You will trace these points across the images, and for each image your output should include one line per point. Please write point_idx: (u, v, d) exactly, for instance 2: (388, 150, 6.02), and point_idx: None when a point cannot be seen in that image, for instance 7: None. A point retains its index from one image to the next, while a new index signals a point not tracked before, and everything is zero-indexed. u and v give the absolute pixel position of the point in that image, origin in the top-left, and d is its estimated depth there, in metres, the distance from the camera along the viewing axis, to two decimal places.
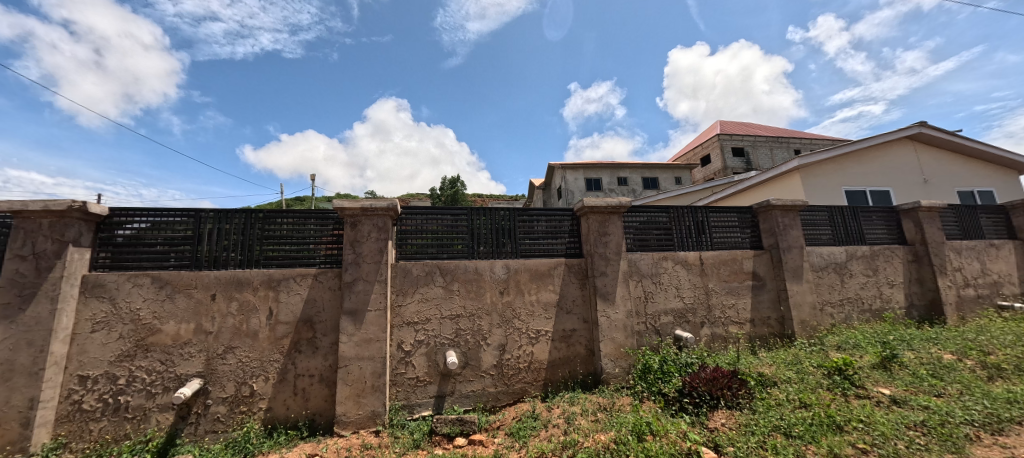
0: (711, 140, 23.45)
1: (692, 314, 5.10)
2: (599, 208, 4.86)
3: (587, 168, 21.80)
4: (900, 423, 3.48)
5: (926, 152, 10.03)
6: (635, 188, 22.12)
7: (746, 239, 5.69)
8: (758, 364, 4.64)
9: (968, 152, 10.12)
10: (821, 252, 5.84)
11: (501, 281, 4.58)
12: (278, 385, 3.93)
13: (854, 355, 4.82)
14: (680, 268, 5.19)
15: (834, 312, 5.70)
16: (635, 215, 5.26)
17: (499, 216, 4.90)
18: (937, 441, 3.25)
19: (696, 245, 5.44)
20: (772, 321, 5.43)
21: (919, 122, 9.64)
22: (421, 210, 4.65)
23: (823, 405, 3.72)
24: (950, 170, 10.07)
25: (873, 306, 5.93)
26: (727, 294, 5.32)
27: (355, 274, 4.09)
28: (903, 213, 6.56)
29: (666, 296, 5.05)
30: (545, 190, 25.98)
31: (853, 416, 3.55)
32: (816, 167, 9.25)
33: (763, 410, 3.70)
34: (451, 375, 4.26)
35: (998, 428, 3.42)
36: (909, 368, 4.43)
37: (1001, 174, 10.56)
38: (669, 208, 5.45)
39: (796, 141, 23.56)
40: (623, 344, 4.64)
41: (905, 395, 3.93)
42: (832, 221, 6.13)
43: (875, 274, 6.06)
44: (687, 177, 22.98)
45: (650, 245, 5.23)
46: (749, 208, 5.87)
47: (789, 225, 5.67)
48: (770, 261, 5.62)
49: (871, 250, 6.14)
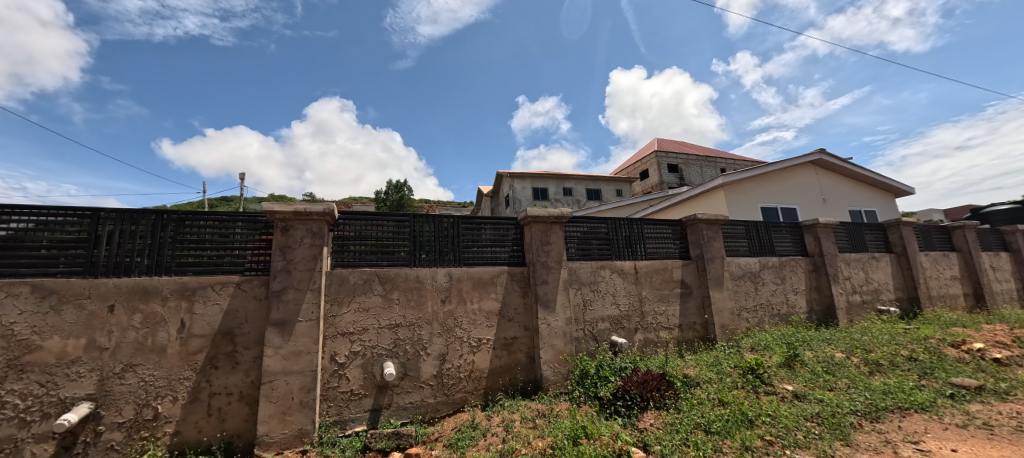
0: (649, 156, 25.03)
1: (627, 321, 5.37)
2: (542, 218, 4.98)
3: (535, 177, 22.30)
4: (800, 415, 3.91)
5: (825, 175, 11.48)
6: (579, 199, 22.95)
7: (675, 249, 6.12)
8: (684, 366, 4.99)
9: (856, 176, 11.73)
10: (739, 262, 6.44)
11: (443, 289, 4.53)
12: (188, 406, 3.55)
13: (765, 355, 5.35)
14: (616, 277, 5.46)
15: (749, 317, 6.29)
16: (577, 226, 5.46)
17: (443, 224, 4.85)
18: (828, 430, 3.69)
19: (631, 255, 5.76)
20: (697, 326, 5.88)
21: (819, 149, 11.04)
22: (362, 216, 4.48)
23: (738, 402, 4.08)
24: (843, 192, 11.59)
25: (782, 311, 6.63)
26: (658, 301, 5.68)
27: (285, 282, 3.83)
28: (806, 228, 7.43)
29: (603, 303, 5.28)
30: (493, 198, 26.13)
31: (762, 411, 3.93)
32: (738, 185, 10.23)
33: (686, 408, 3.98)
34: (389, 387, 4.11)
35: (875, 416, 3.97)
36: (808, 366, 5.00)
37: (882, 196, 12.35)
38: (608, 219, 5.72)
39: (723, 161, 25.89)
40: (562, 351, 4.77)
41: (805, 390, 4.43)
42: (749, 235, 6.79)
43: (783, 282, 6.79)
44: (628, 190, 24.31)
45: (590, 254, 5.44)
46: (679, 221, 6.33)
47: (712, 237, 6.19)
48: (696, 270, 6.10)
49: (779, 260, 6.88)
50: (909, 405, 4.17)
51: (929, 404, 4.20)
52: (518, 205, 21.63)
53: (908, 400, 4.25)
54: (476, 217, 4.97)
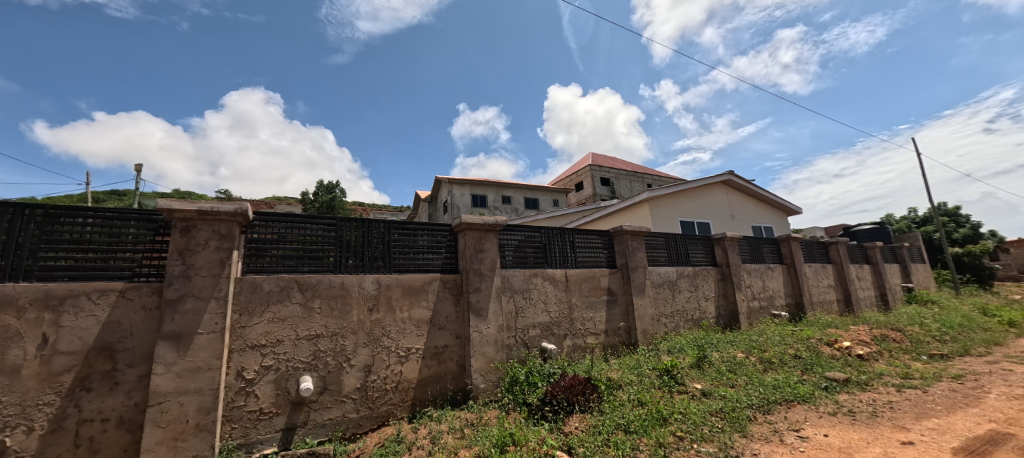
0: (584, 169, 26.25)
1: (557, 327, 5.54)
2: (476, 225, 4.97)
3: (474, 184, 22.32)
4: (706, 411, 4.29)
5: (733, 194, 12.87)
6: (518, 207, 23.35)
7: (604, 259, 6.46)
8: (608, 370, 5.25)
9: (758, 196, 13.30)
10: (659, 271, 6.97)
11: (370, 297, 4.32)
12: (48, 437, 2.99)
13: (679, 357, 5.81)
14: (548, 285, 5.61)
15: (667, 322, 6.81)
16: (511, 234, 5.53)
17: (373, 228, 4.64)
18: (729, 423, 4.09)
19: (562, 263, 5.96)
20: (621, 331, 6.23)
21: (728, 171, 12.35)
22: (281, 218, 4.14)
23: (654, 401, 4.38)
24: (747, 209, 13.07)
25: (695, 316, 7.27)
26: (587, 308, 5.93)
27: (183, 289, 3.40)
28: (716, 241, 8.25)
29: (534, 311, 5.39)
30: (431, 203, 25.65)
31: (675, 409, 4.25)
32: (661, 200, 11.10)
33: (609, 410, 4.18)
34: (305, 403, 3.81)
35: (767, 409, 4.48)
36: (714, 366, 5.53)
37: (777, 215, 14.12)
38: (542, 228, 5.87)
39: (650, 177, 27.97)
40: (493, 359, 4.77)
41: (711, 388, 4.88)
42: (668, 246, 7.38)
43: (696, 290, 7.46)
44: (564, 200, 25.25)
45: (524, 263, 5.54)
46: (607, 231, 6.69)
47: (636, 248, 6.63)
48: (621, 278, 6.48)
49: (693, 270, 7.55)
50: (793, 398, 4.78)
51: (809, 396, 4.85)
52: (456, 211, 21.43)
53: (793, 393, 4.86)
54: (408, 223, 4.84)
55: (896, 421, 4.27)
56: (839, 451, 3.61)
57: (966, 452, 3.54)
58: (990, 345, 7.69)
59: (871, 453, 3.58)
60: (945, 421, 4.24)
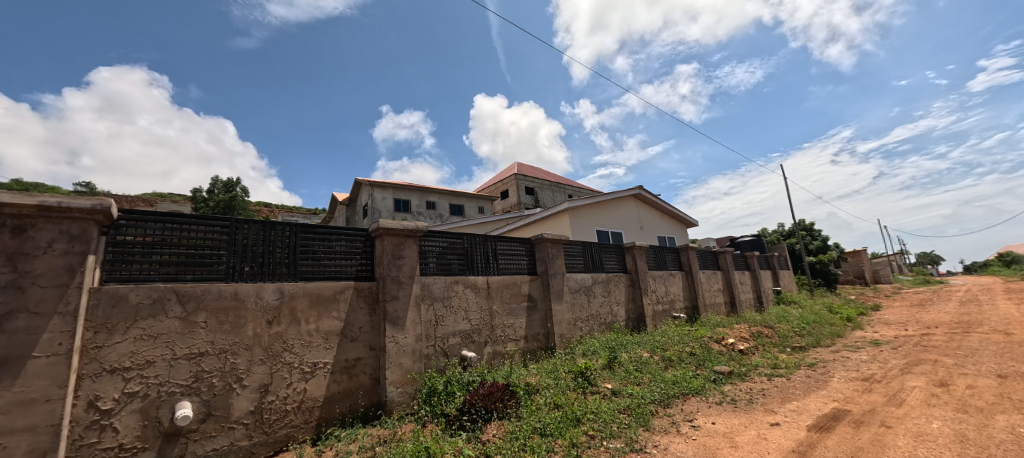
0: (509, 178, 26.80)
1: (477, 334, 5.51)
2: (396, 231, 4.74)
3: (397, 188, 21.50)
4: (616, 409, 4.57)
5: (642, 206, 14.07)
6: (443, 213, 23.00)
7: (525, 266, 6.61)
8: (526, 375, 5.35)
9: (663, 209, 14.71)
10: (576, 278, 7.33)
11: (271, 308, 3.89)
12: None
13: (592, 359, 6.14)
14: (469, 292, 5.57)
15: (582, 326, 7.17)
16: (433, 241, 5.39)
17: (277, 232, 4.19)
18: (634, 418, 4.41)
19: (484, 270, 5.97)
20: (540, 336, 6.42)
21: (638, 186, 13.48)
22: (158, 218, 3.55)
23: (569, 403, 4.56)
24: (653, 221, 14.37)
25: (607, 319, 7.77)
26: (507, 315, 6.00)
27: (11, 303, 2.72)
28: (627, 249, 8.92)
29: (455, 318, 5.31)
30: (349, 206, 24.14)
31: (587, 409, 4.47)
32: (580, 210, 11.74)
33: (526, 415, 4.25)
34: (182, 433, 3.29)
35: (667, 403, 4.92)
36: (623, 365, 5.94)
37: (679, 226, 15.74)
38: (464, 235, 5.82)
39: (571, 188, 29.49)
40: (410, 370, 4.58)
41: (620, 387, 5.23)
42: (584, 254, 7.80)
43: (609, 295, 7.98)
44: (489, 208, 25.47)
45: (445, 270, 5.44)
46: (529, 239, 6.86)
47: (555, 255, 6.90)
48: (541, 285, 6.68)
49: (606, 276, 8.07)
50: (688, 391, 5.31)
51: (700, 388, 5.44)
52: (376, 215, 20.41)
53: (688, 387, 5.41)
54: (318, 226, 4.46)
55: (767, 405, 4.97)
56: (724, 436, 4.08)
57: (817, 427, 4.23)
58: (833, 337, 9.38)
59: (748, 435, 4.10)
60: (802, 403, 5.04)
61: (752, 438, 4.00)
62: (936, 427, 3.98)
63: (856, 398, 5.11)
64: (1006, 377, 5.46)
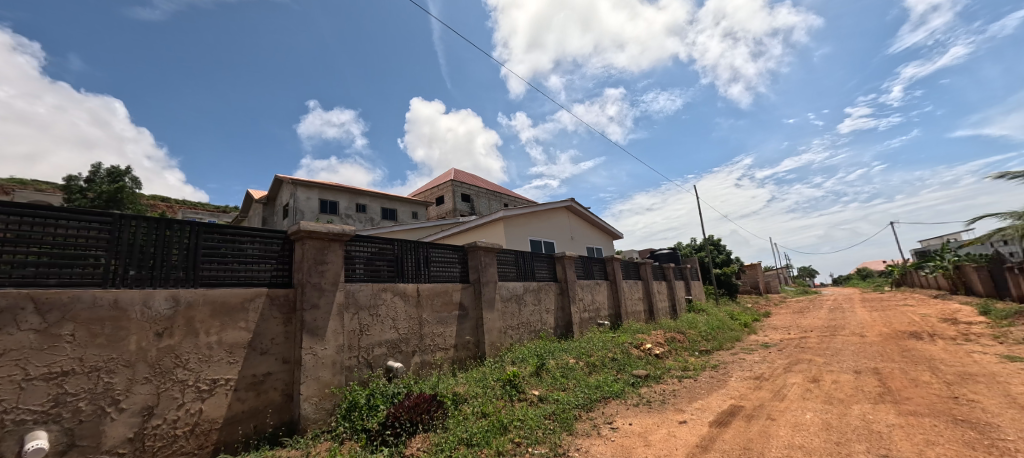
0: (445, 184, 26.48)
1: (405, 344, 5.33)
2: (319, 234, 4.41)
3: (324, 188, 20.16)
4: (542, 415, 4.67)
5: (574, 218, 14.71)
6: (373, 217, 22.00)
7: (457, 273, 6.56)
8: (454, 385, 5.27)
9: (592, 221, 15.50)
10: (508, 286, 7.43)
11: (161, 319, 3.41)
12: None
13: (521, 367, 6.24)
14: (398, 300, 5.37)
15: (513, 333, 7.27)
16: (361, 246, 5.12)
17: (174, 231, 3.68)
18: (559, 424, 4.54)
19: (415, 277, 5.81)
20: (470, 344, 6.39)
21: (570, 198, 14.07)
22: (15, 210, 2.95)
23: (496, 411, 4.58)
24: (583, 232, 15.08)
25: (537, 327, 7.96)
26: (437, 323, 5.89)
27: None
28: (558, 259, 9.25)
29: (381, 327, 5.08)
30: (267, 205, 22.10)
31: (514, 417, 4.51)
32: (514, 220, 11.94)
33: (452, 425, 4.18)
34: None
35: (590, 406, 5.15)
36: (550, 372, 6.11)
37: (605, 238, 16.68)
38: (395, 240, 5.61)
39: (507, 197, 29.93)
40: (329, 383, 4.27)
41: (547, 393, 5.37)
42: (516, 262, 7.94)
43: (539, 303, 8.19)
44: (424, 213, 24.89)
45: (373, 276, 5.19)
46: (462, 246, 6.81)
47: (488, 263, 6.94)
48: (473, 293, 6.67)
49: (537, 285, 8.29)
50: (609, 395, 5.61)
51: (620, 392, 5.78)
52: (299, 216, 18.91)
53: (610, 390, 5.73)
54: (227, 227, 4.02)
55: (677, 405, 5.43)
56: (639, 435, 4.36)
57: (717, 422, 4.71)
58: (732, 341, 10.53)
59: (660, 433, 4.43)
60: (706, 401, 5.57)
61: (663, 436, 4.33)
62: (809, 417, 4.64)
63: (749, 394, 5.79)
64: (860, 373, 6.56)
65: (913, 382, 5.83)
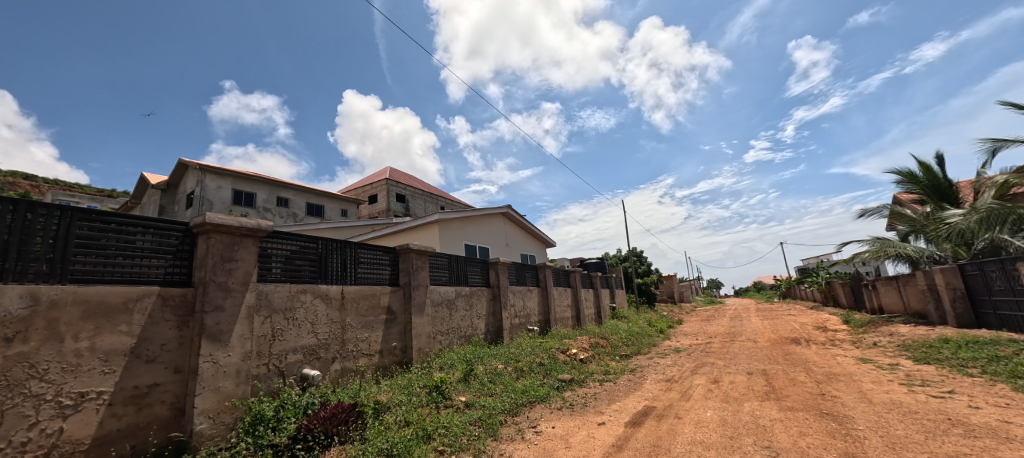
0: (380, 182, 25.41)
1: (324, 350, 4.99)
2: (229, 229, 3.97)
3: (239, 178, 18.27)
4: (467, 422, 4.64)
5: (509, 225, 14.90)
6: (296, 212, 20.35)
7: (386, 276, 6.31)
8: (377, 393, 5.04)
9: (527, 228, 15.82)
10: (439, 290, 7.30)
11: (12, 320, 2.83)
12: None
13: (448, 373, 6.14)
14: (318, 302, 5.02)
15: (442, 339, 7.15)
16: (279, 243, 4.71)
17: (38, 216, 3.10)
18: (484, 429, 4.55)
19: (339, 279, 5.47)
20: (397, 350, 6.17)
21: (506, 205, 14.22)
22: None
23: (420, 419, 4.45)
24: (518, 238, 15.31)
25: (467, 332, 7.92)
26: (361, 328, 5.61)
27: None
28: (491, 264, 9.30)
29: (298, 332, 4.70)
30: (167, 192, 19.43)
31: (438, 424, 4.42)
32: (449, 223, 11.79)
33: (372, 436, 3.97)
34: None
35: (515, 411, 5.22)
36: (478, 378, 6.11)
37: (539, 245, 17.12)
38: (319, 239, 5.25)
39: (444, 200, 29.50)
40: (230, 394, 3.83)
41: (473, 399, 5.35)
42: (449, 266, 7.84)
43: (470, 309, 8.15)
44: (354, 211, 23.60)
45: (291, 277, 4.80)
46: (393, 248, 6.57)
47: (419, 267, 6.76)
48: (402, 296, 6.46)
49: (469, 290, 8.25)
50: (534, 399, 5.74)
51: (546, 396, 5.95)
52: (206, 206, 16.88)
53: (536, 395, 5.87)
54: (113, 215, 3.48)
55: (597, 407, 5.72)
56: (560, 438, 4.52)
57: (631, 423, 5.04)
58: (649, 346, 11.37)
59: (580, 435, 4.62)
60: (623, 403, 5.95)
61: (582, 438, 4.53)
62: (709, 415, 5.16)
63: (660, 396, 6.28)
64: (752, 374, 7.44)
65: (792, 381, 6.77)
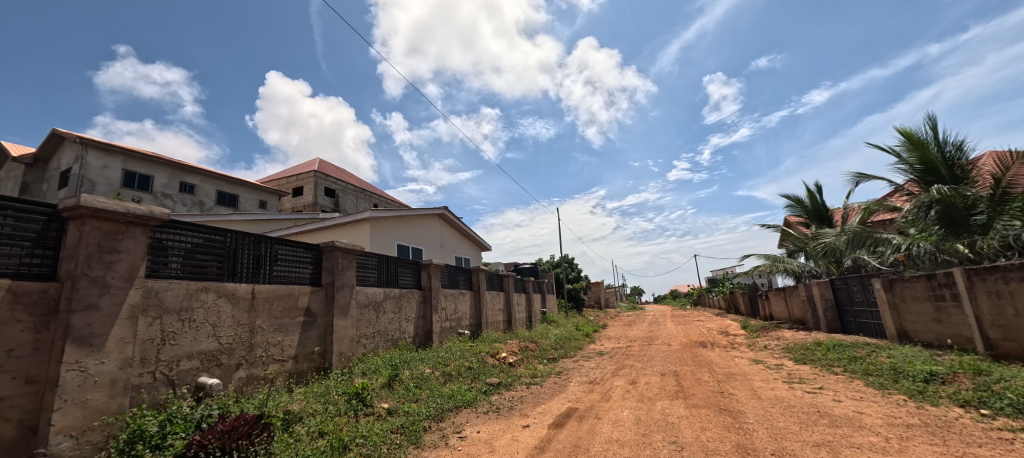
0: (307, 174, 23.65)
1: (226, 356, 4.49)
2: (112, 215, 3.42)
3: (133, 157, 15.90)
4: (388, 430, 4.45)
5: (445, 226, 14.67)
6: (204, 200, 18.13)
7: (307, 275, 5.86)
8: (288, 402, 4.63)
9: (463, 231, 15.71)
10: (366, 292, 6.94)
11: None
12: None
13: (371, 378, 5.85)
14: (223, 302, 4.51)
15: (366, 343, 6.80)
16: (178, 235, 4.17)
17: None
18: (406, 437, 4.39)
19: (251, 277, 4.97)
20: (314, 355, 5.75)
21: (443, 207, 14.00)
22: None
23: (336, 429, 4.18)
24: (453, 241, 15.15)
25: (394, 336, 7.62)
26: (274, 331, 5.14)
27: None
28: (424, 266, 9.07)
29: (195, 336, 4.18)
30: (34, 167, 16.25)
31: (357, 434, 4.18)
32: (382, 222, 11.31)
33: (279, 450, 3.60)
34: None
35: (440, 417, 5.12)
36: (403, 383, 5.89)
37: (474, 248, 17.08)
38: (229, 231, 4.73)
39: (378, 197, 28.26)
40: (102, 408, 3.27)
41: (396, 406, 5.14)
42: (378, 267, 7.49)
43: (399, 311, 7.87)
44: (274, 203, 21.63)
45: (192, 273, 4.27)
46: (317, 246, 6.14)
47: (345, 266, 6.38)
48: (324, 297, 6.04)
49: (399, 292, 7.96)
50: (461, 404, 5.68)
51: (472, 400, 5.91)
52: (86, 187, 14.39)
53: (462, 399, 5.81)
54: None
55: (522, 410, 5.82)
56: (484, 442, 4.51)
57: (554, 424, 5.20)
58: (576, 349, 11.85)
59: (504, 438, 4.65)
60: (548, 405, 6.12)
61: (506, 441, 4.56)
62: (626, 414, 5.49)
63: (583, 397, 6.55)
64: (665, 375, 8.09)
65: (698, 381, 7.48)
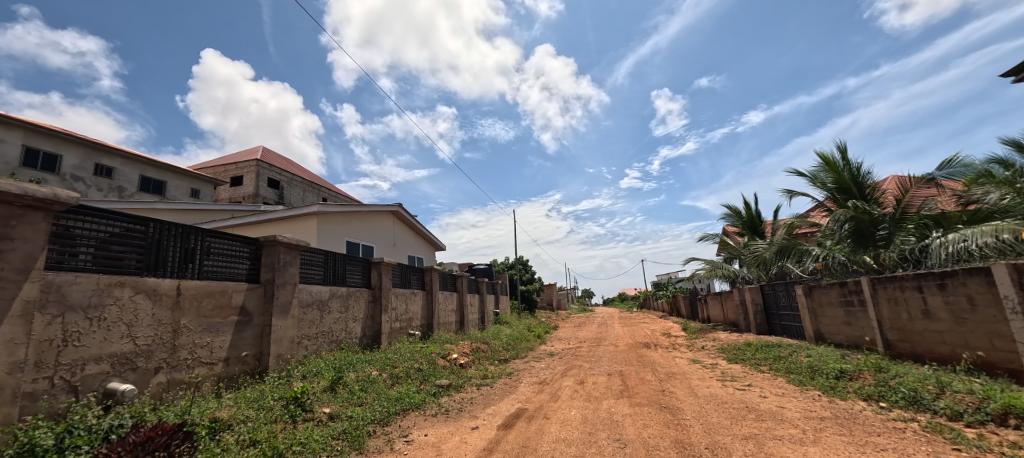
0: (248, 162, 22.01)
1: (143, 359, 4.04)
2: (4, 197, 2.95)
3: (36, 132, 14.00)
4: (328, 436, 4.21)
5: (399, 224, 14.26)
6: (123, 185, 16.27)
7: (243, 271, 5.44)
8: (216, 409, 4.26)
9: (417, 229, 15.34)
10: (309, 290, 6.56)
11: None
12: None
13: (312, 382, 5.52)
14: (141, 299, 4.06)
15: (308, 344, 6.41)
16: (89, 222, 3.69)
17: None
18: (348, 443, 4.19)
19: (177, 272, 4.52)
20: (248, 358, 5.33)
21: (398, 204, 13.58)
22: None
23: (271, 437, 3.89)
24: (406, 238, 14.76)
25: (339, 337, 7.25)
26: (202, 331, 4.71)
27: None
28: (374, 264, 8.73)
29: (104, 337, 3.72)
30: None
31: (293, 441, 3.92)
32: (331, 216, 10.76)
33: None
34: None
35: (385, 421, 4.93)
36: (347, 386, 5.61)
37: (428, 247, 16.73)
38: (152, 221, 4.26)
39: (327, 191, 26.93)
40: None
41: (339, 410, 4.89)
42: (325, 264, 7.11)
43: (345, 311, 7.51)
44: (208, 192, 19.88)
45: (105, 266, 3.80)
46: (256, 240, 5.71)
47: (288, 263, 5.99)
48: (261, 295, 5.62)
49: (346, 291, 7.61)
50: (408, 407, 5.52)
51: (421, 403, 5.76)
52: None
53: (409, 402, 5.64)
54: None
55: (472, 412, 5.76)
56: (431, 446, 4.41)
57: (503, 426, 5.19)
58: (527, 350, 11.97)
59: (452, 441, 4.58)
60: (498, 406, 6.11)
61: (454, 444, 4.49)
62: (573, 414, 5.60)
63: (532, 398, 6.63)
64: (611, 375, 8.39)
65: (642, 380, 7.84)
